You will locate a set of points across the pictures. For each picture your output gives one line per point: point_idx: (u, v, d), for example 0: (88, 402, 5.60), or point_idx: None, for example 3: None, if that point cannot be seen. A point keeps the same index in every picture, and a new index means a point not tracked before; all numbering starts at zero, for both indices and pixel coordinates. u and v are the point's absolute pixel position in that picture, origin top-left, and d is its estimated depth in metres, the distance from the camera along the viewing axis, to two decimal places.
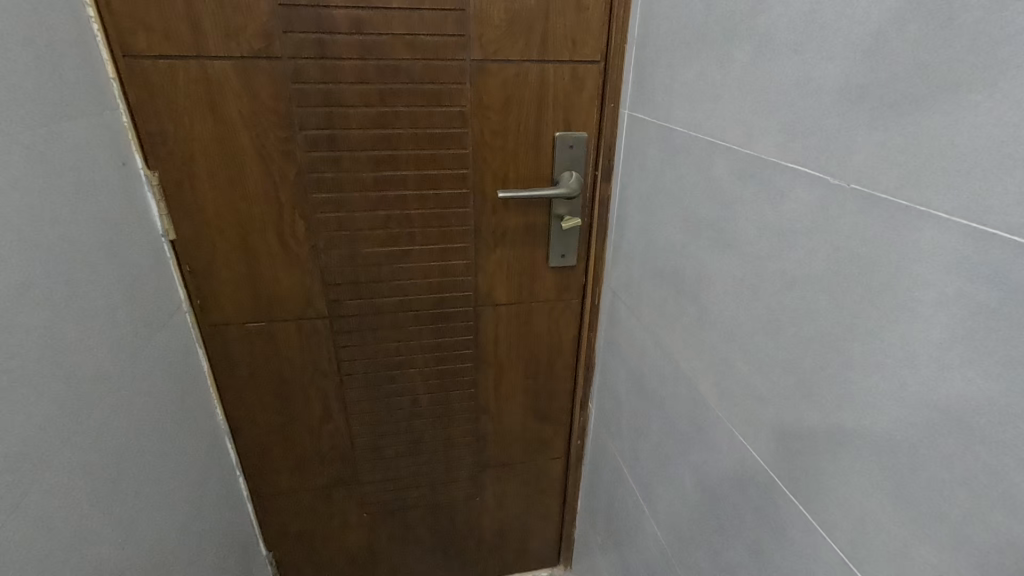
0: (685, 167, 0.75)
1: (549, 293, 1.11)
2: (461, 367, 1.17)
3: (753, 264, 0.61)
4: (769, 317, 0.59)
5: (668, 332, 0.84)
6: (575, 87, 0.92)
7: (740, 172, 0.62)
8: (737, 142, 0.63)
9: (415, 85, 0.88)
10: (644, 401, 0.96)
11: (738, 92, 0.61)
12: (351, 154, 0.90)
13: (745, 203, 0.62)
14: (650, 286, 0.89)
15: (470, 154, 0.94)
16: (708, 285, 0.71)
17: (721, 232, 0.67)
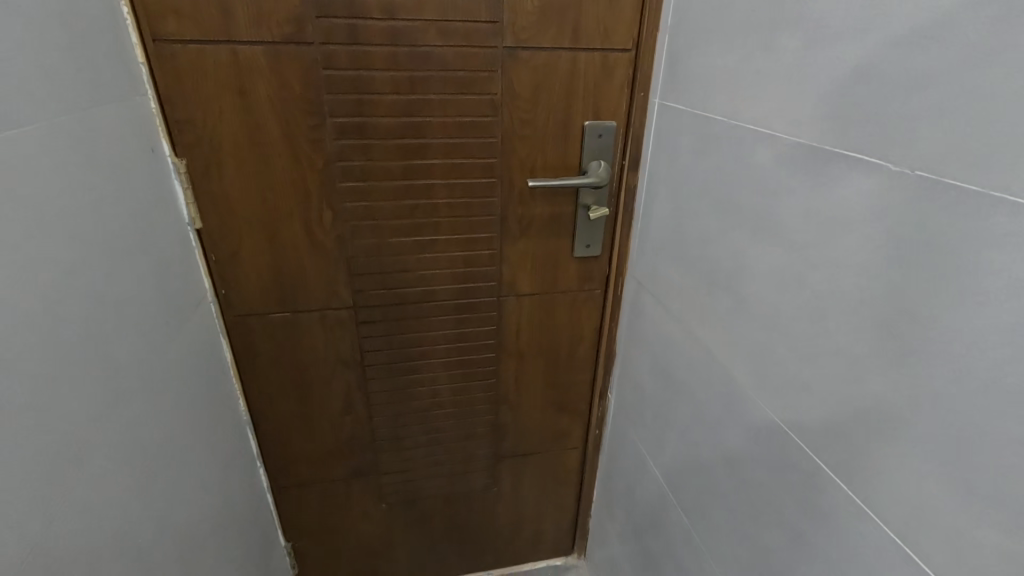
0: (723, 157, 0.75)
1: (573, 284, 1.11)
2: (483, 358, 1.17)
3: (801, 253, 0.62)
4: (818, 305, 0.60)
5: (700, 322, 0.84)
6: (605, 76, 0.91)
7: (786, 160, 0.62)
8: (783, 130, 0.62)
9: (446, 72, 0.87)
10: (671, 392, 0.96)
11: (786, 79, 0.61)
12: (379, 143, 0.90)
13: (793, 192, 0.62)
14: (681, 277, 0.89)
15: (499, 144, 0.94)
16: (749, 275, 0.71)
17: (765, 222, 0.67)
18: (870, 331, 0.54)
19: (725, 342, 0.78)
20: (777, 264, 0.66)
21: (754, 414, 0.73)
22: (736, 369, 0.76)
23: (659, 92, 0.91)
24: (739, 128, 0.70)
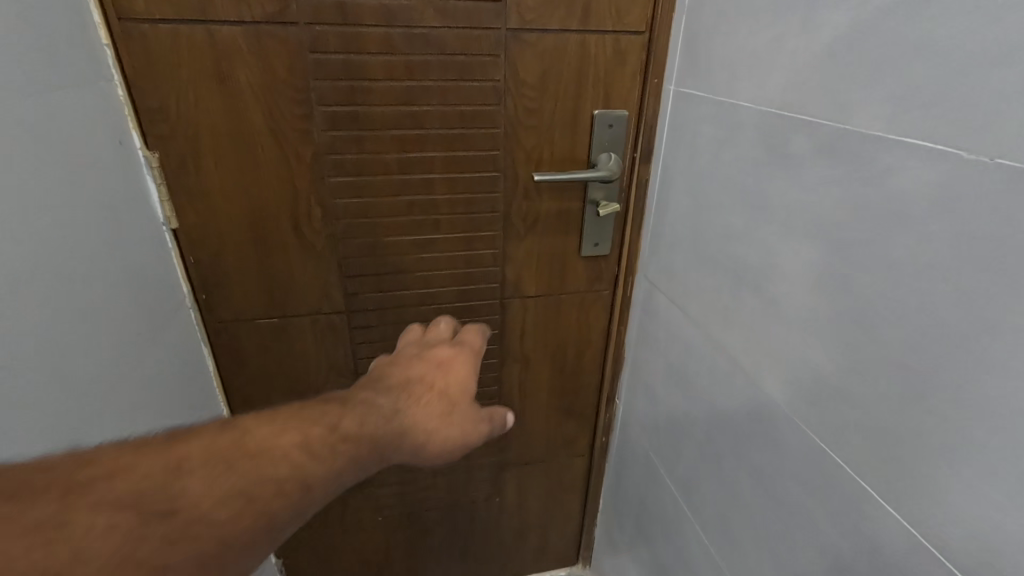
0: (752, 146, 0.68)
1: (580, 284, 1.05)
2: (485, 364, 1.10)
3: (848, 253, 0.56)
4: (870, 310, 0.54)
5: (722, 325, 0.78)
6: (617, 60, 0.84)
7: (830, 149, 0.56)
8: (827, 115, 0.56)
9: (445, 56, 0.79)
10: (687, 398, 0.90)
11: (831, 57, 0.55)
12: (373, 133, 0.82)
13: (839, 184, 0.56)
14: (702, 276, 0.83)
15: (503, 134, 0.87)
16: (784, 275, 0.65)
17: (803, 217, 0.61)
18: (936, 339, 0.48)
19: (753, 346, 0.72)
20: (818, 262, 0.60)
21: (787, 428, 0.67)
22: (766, 375, 0.70)
23: (676, 78, 0.85)
24: (771, 115, 0.64)
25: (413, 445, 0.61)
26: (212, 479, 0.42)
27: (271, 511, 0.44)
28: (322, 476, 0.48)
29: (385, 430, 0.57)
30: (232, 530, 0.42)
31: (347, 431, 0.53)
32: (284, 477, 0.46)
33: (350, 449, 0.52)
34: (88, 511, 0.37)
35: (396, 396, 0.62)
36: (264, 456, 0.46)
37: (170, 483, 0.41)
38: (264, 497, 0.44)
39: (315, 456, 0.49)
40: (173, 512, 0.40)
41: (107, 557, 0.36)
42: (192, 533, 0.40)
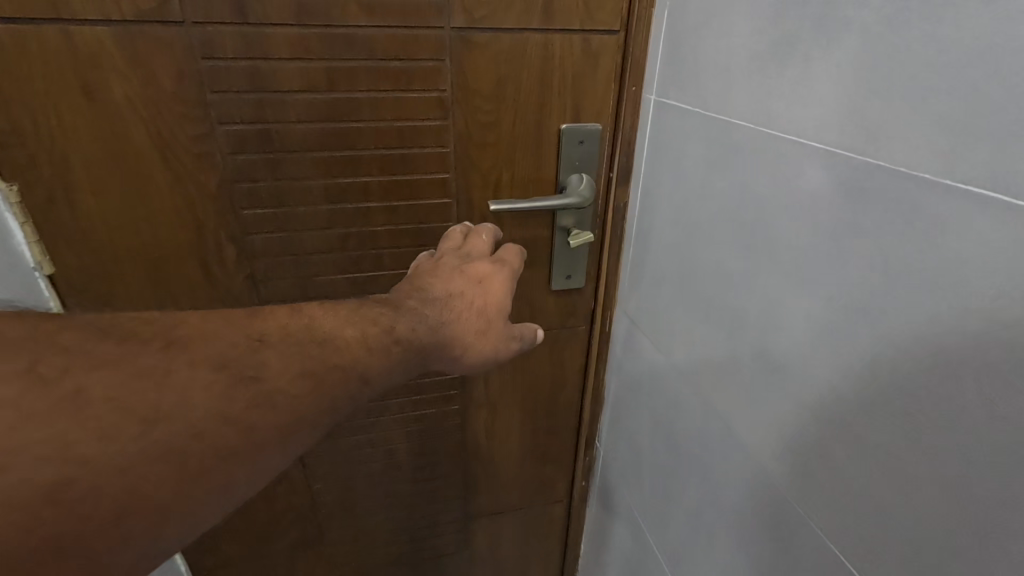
0: (756, 177, 0.56)
1: (551, 320, 0.91)
2: (445, 411, 0.97)
3: (890, 325, 0.45)
4: (924, 398, 0.43)
5: (718, 385, 0.67)
6: (587, 65, 0.71)
7: (869, 195, 0.45)
8: (865, 148, 0.44)
9: (375, 62, 0.65)
10: (675, 456, 0.79)
11: (872, 71, 0.43)
12: (292, 156, 0.68)
13: (885, 241, 0.44)
14: (691, 325, 0.70)
15: (452, 155, 0.73)
16: (806, 342, 0.53)
17: (832, 273, 0.49)
18: (1022, 445, 0.37)
19: (765, 417, 0.60)
20: (851, 334, 0.48)
21: (812, 523, 0.56)
22: (782, 453, 0.59)
23: (656, 87, 0.71)
24: (787, 141, 0.52)
25: (454, 354, 0.61)
26: (287, 358, 0.45)
27: (339, 391, 0.48)
28: (381, 370, 0.51)
29: (439, 337, 0.58)
30: (309, 402, 0.46)
31: (403, 336, 0.54)
32: (343, 368, 0.48)
33: (404, 353, 0.54)
34: (190, 366, 0.41)
35: (440, 309, 0.60)
36: (330, 344, 0.48)
37: (252, 355, 0.44)
38: (331, 381, 0.47)
39: (373, 352, 0.51)
40: (259, 378, 0.43)
41: (209, 408, 0.41)
42: (272, 401, 0.43)
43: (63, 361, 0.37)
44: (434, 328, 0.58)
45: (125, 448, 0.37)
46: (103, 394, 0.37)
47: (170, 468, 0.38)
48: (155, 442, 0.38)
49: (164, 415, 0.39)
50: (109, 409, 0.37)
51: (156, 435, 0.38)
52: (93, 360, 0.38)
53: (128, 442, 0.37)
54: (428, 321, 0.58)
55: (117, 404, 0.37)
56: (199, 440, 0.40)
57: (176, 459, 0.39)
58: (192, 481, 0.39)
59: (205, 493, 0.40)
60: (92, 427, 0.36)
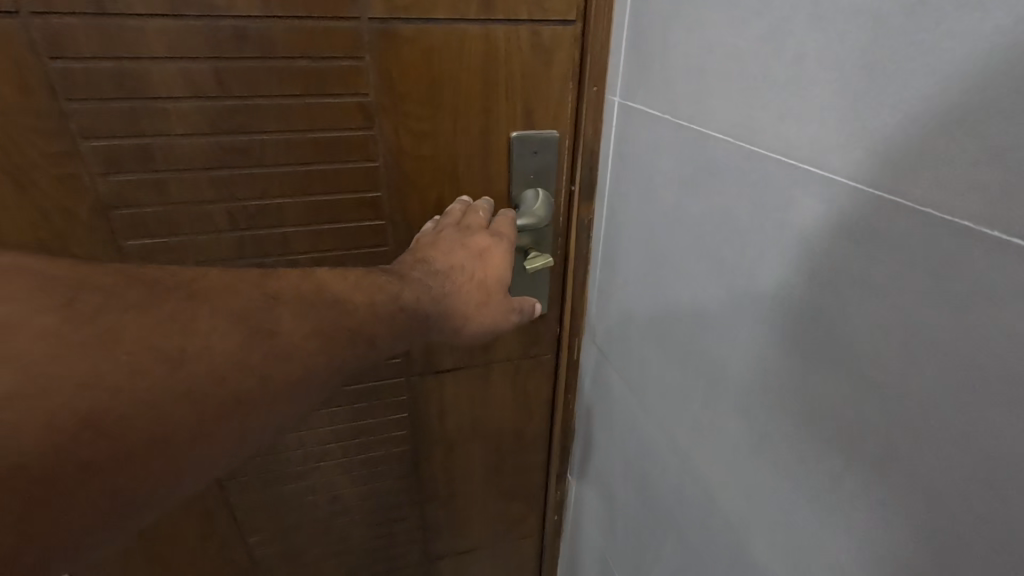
0: (741, 202, 0.46)
1: (512, 350, 0.81)
2: (396, 452, 0.87)
3: (916, 407, 0.36)
4: (951, 501, 0.35)
5: (697, 439, 0.58)
6: (539, 63, 0.60)
7: (886, 241, 0.35)
8: (884, 182, 0.35)
9: (275, 61, 0.53)
10: (650, 506, 0.70)
11: (893, 82, 0.33)
12: (182, 175, 0.56)
13: (904, 302, 0.35)
14: (666, 369, 0.61)
15: (384, 170, 0.62)
16: (807, 410, 0.44)
17: (835, 330, 0.40)
18: None
19: (754, 487, 0.51)
20: (860, 408, 0.39)
21: None
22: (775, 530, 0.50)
23: (621, 89, 0.60)
24: (779, 164, 0.42)
25: (456, 327, 0.59)
26: (301, 315, 0.45)
27: (347, 352, 0.47)
28: (386, 335, 0.50)
29: (443, 308, 0.56)
30: (319, 360, 0.46)
31: (407, 304, 0.52)
32: (353, 332, 0.48)
33: (406, 323, 0.52)
34: (214, 315, 0.42)
35: (442, 279, 0.57)
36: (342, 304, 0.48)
37: (270, 310, 0.44)
38: (342, 341, 0.47)
39: (379, 317, 0.50)
40: (275, 333, 0.43)
41: (227, 353, 0.41)
42: (284, 356, 0.43)
43: (95, 304, 0.38)
44: (438, 299, 0.56)
45: (155, 388, 0.38)
46: (133, 335, 0.38)
47: (193, 410, 0.39)
48: (181, 382, 0.39)
49: (189, 358, 0.39)
50: (137, 349, 0.38)
51: (179, 378, 0.39)
52: (126, 302, 0.39)
53: (156, 383, 0.38)
54: (430, 291, 0.55)
55: (148, 344, 0.38)
56: (221, 384, 0.40)
57: (200, 400, 0.39)
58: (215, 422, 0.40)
59: (222, 437, 0.41)
60: (123, 365, 0.37)
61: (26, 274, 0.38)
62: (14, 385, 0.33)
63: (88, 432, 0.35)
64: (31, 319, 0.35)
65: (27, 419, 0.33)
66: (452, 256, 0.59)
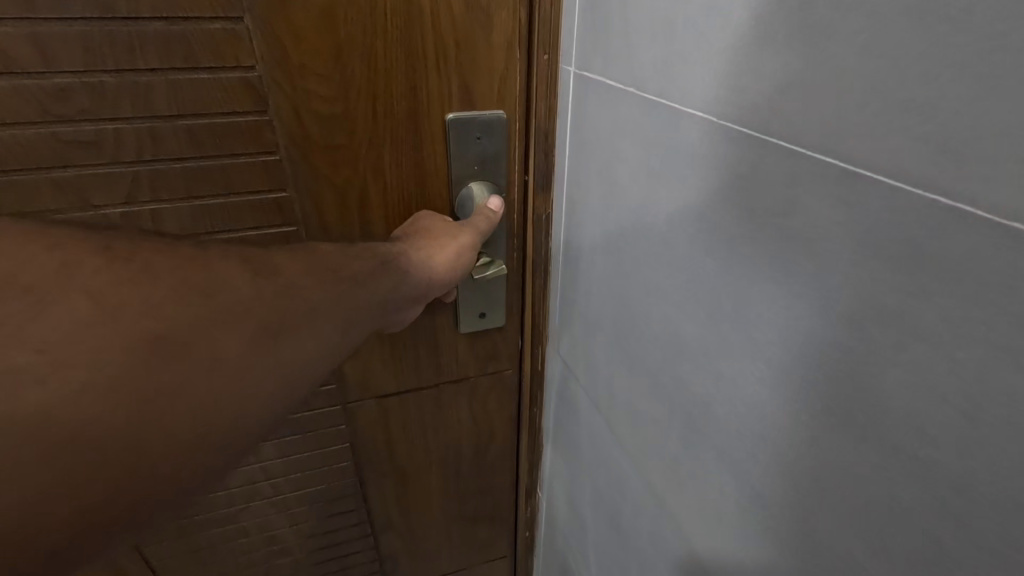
0: (728, 195, 0.36)
1: (468, 366, 0.71)
2: (341, 484, 0.76)
3: (976, 491, 0.26)
4: None
5: (677, 480, 0.48)
6: (476, 24, 0.48)
7: (940, 264, 0.26)
8: (940, 183, 0.25)
9: (120, 24, 0.40)
10: (626, 544, 0.61)
11: (959, 33, 0.23)
12: (11, 179, 0.43)
13: (964, 351, 0.25)
14: (639, 396, 0.51)
15: (288, 165, 0.49)
16: (815, 473, 0.34)
17: (857, 380, 0.30)
18: None
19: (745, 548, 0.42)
20: (890, 480, 0.30)
21: None
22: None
23: (576, 57, 0.49)
24: (784, 152, 0.31)
25: (425, 272, 0.49)
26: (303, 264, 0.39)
27: (346, 289, 0.40)
28: (349, 264, 0.43)
29: (414, 254, 0.49)
30: (324, 297, 0.38)
31: (371, 248, 0.46)
32: (330, 272, 0.40)
33: (378, 263, 0.45)
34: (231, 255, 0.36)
35: (414, 237, 0.51)
36: (333, 251, 0.43)
37: (273, 256, 0.38)
38: (345, 283, 0.41)
39: (339, 251, 0.43)
40: (282, 275, 0.37)
41: (251, 292, 0.34)
42: (296, 298, 0.37)
43: (132, 241, 0.33)
44: (407, 248, 0.49)
45: (217, 313, 0.32)
46: (179, 266, 0.32)
47: (260, 337, 0.34)
48: (233, 309, 0.33)
49: (237, 286, 0.34)
50: (186, 280, 0.32)
51: (224, 311, 0.33)
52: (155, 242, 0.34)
53: (216, 307, 0.32)
54: (401, 246, 0.49)
55: (194, 276, 0.33)
56: (276, 310, 0.35)
57: (262, 327, 0.34)
58: (277, 352, 0.34)
59: (278, 375, 0.34)
60: (181, 290, 0.32)
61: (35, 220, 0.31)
62: (87, 310, 0.28)
63: (156, 362, 0.29)
64: (74, 257, 0.30)
65: (101, 347, 0.28)
66: (425, 222, 0.53)
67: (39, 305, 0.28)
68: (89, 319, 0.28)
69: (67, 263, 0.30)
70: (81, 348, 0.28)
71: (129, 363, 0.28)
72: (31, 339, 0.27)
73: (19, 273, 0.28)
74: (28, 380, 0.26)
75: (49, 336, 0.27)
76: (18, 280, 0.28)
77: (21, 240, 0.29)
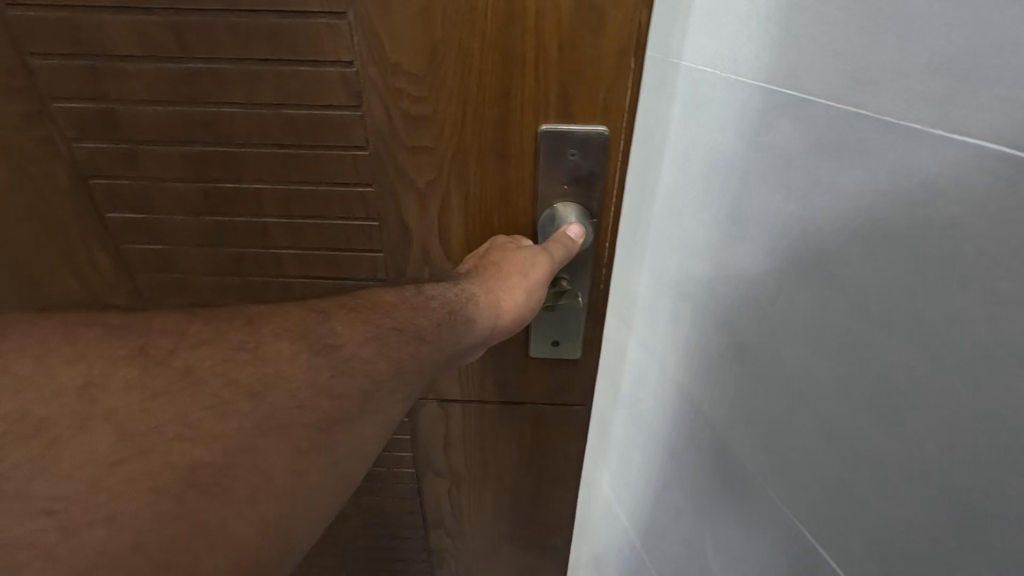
0: (845, 144, 0.39)
1: (535, 393, 0.66)
2: (397, 471, 0.78)
3: None
4: None
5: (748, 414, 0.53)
6: (586, 26, 0.41)
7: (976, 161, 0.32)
8: None
9: (241, 16, 0.42)
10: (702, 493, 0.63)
11: None
12: (152, 150, 0.49)
13: None
14: (711, 325, 0.56)
15: (374, 159, 0.49)
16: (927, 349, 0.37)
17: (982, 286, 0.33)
18: None
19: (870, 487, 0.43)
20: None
21: None
22: (819, 511, 0.48)
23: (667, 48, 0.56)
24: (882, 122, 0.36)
25: (492, 321, 0.47)
26: (356, 323, 0.41)
27: (409, 353, 0.42)
28: (427, 325, 0.44)
29: (481, 302, 0.47)
30: (384, 365, 0.41)
31: (433, 296, 0.46)
32: (392, 331, 0.42)
33: (444, 313, 0.45)
34: (276, 331, 0.38)
35: (481, 278, 0.48)
36: (394, 310, 0.43)
37: (324, 321, 0.40)
38: (399, 342, 0.42)
39: (413, 310, 0.44)
40: (336, 345, 0.40)
41: (297, 378, 0.37)
42: (349, 367, 0.39)
43: (171, 342, 0.36)
44: (476, 293, 0.47)
45: (253, 422, 0.34)
46: (213, 371, 0.35)
47: (303, 437, 0.36)
48: (272, 409, 0.35)
49: (276, 380, 0.36)
50: (222, 383, 0.35)
51: (263, 413, 0.35)
52: (195, 335, 0.37)
53: (252, 415, 0.34)
54: (470, 288, 0.47)
55: (228, 375, 0.35)
56: (319, 394, 0.37)
57: (307, 422, 0.36)
58: (325, 446, 0.37)
59: (329, 470, 0.37)
60: (211, 400, 0.34)
61: (93, 324, 0.36)
62: (112, 450, 0.31)
63: (191, 492, 0.31)
64: (114, 371, 0.33)
65: (125, 491, 0.30)
66: (495, 254, 0.49)
67: (64, 452, 0.30)
68: (122, 453, 0.31)
69: (93, 385, 0.33)
70: (105, 496, 0.29)
71: (158, 506, 0.30)
72: (47, 500, 0.29)
73: (76, 376, 0.33)
74: (44, 551, 0.27)
75: (73, 492, 0.29)
76: (46, 426, 0.31)
77: (73, 336, 0.34)
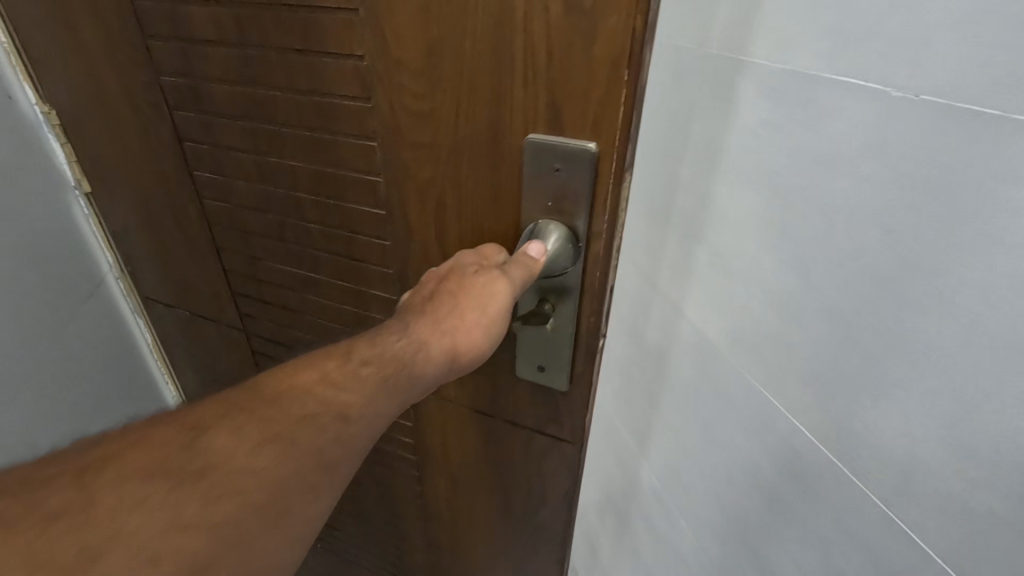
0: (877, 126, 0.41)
1: (525, 416, 0.63)
2: (403, 454, 0.81)
3: None
4: None
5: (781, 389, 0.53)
6: (576, 32, 0.37)
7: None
8: None
9: (281, 11, 0.47)
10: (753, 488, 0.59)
11: None
12: (222, 121, 0.58)
13: None
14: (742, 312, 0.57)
15: (380, 150, 0.51)
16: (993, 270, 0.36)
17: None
18: None
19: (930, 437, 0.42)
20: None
21: None
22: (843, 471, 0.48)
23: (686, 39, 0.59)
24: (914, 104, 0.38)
25: (449, 366, 0.44)
26: (240, 424, 0.33)
27: (327, 438, 0.35)
28: (357, 405, 0.37)
29: (432, 346, 0.43)
30: (291, 466, 0.33)
31: (369, 360, 0.40)
32: (299, 421, 0.35)
33: (381, 382, 0.39)
34: (124, 468, 0.29)
35: (437, 330, 0.44)
36: (297, 402, 0.35)
37: (194, 436, 0.32)
38: (307, 431, 0.34)
39: (336, 386, 0.37)
40: (210, 466, 0.31)
41: (155, 521, 0.28)
42: (242, 482, 0.31)
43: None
44: (429, 346, 0.43)
45: None
46: (36, 539, 0.26)
47: None
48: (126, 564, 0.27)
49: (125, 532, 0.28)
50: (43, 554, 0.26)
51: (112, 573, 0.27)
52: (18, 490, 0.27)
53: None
54: (421, 336, 0.43)
55: (55, 542, 0.26)
56: (191, 531, 0.29)
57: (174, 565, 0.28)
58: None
59: None
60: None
61: None
62: None
63: None
64: None
65: None
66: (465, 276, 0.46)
67: None
68: None
69: None
70: None
71: None
72: None
73: None
74: None
75: None
76: None
77: None
